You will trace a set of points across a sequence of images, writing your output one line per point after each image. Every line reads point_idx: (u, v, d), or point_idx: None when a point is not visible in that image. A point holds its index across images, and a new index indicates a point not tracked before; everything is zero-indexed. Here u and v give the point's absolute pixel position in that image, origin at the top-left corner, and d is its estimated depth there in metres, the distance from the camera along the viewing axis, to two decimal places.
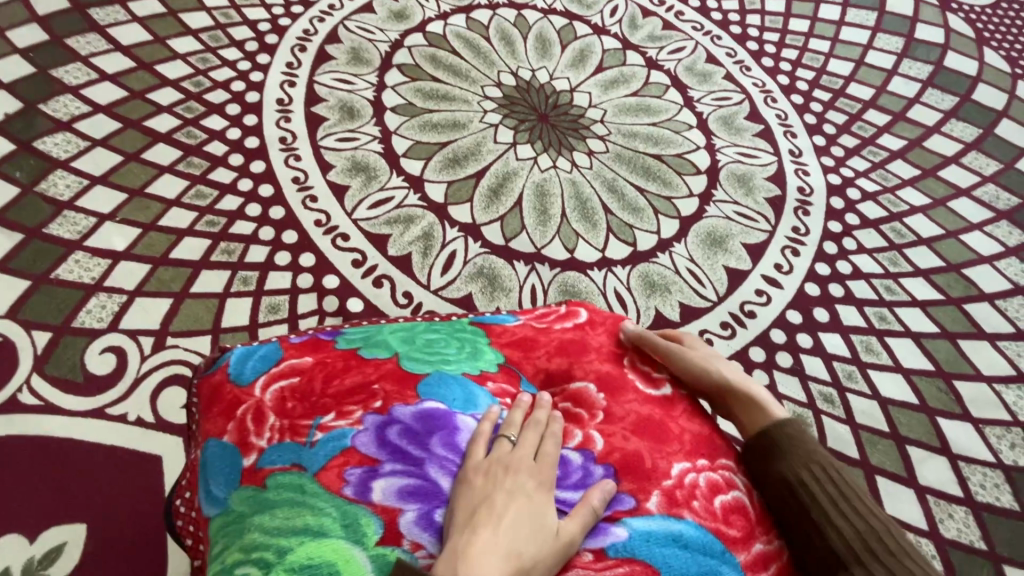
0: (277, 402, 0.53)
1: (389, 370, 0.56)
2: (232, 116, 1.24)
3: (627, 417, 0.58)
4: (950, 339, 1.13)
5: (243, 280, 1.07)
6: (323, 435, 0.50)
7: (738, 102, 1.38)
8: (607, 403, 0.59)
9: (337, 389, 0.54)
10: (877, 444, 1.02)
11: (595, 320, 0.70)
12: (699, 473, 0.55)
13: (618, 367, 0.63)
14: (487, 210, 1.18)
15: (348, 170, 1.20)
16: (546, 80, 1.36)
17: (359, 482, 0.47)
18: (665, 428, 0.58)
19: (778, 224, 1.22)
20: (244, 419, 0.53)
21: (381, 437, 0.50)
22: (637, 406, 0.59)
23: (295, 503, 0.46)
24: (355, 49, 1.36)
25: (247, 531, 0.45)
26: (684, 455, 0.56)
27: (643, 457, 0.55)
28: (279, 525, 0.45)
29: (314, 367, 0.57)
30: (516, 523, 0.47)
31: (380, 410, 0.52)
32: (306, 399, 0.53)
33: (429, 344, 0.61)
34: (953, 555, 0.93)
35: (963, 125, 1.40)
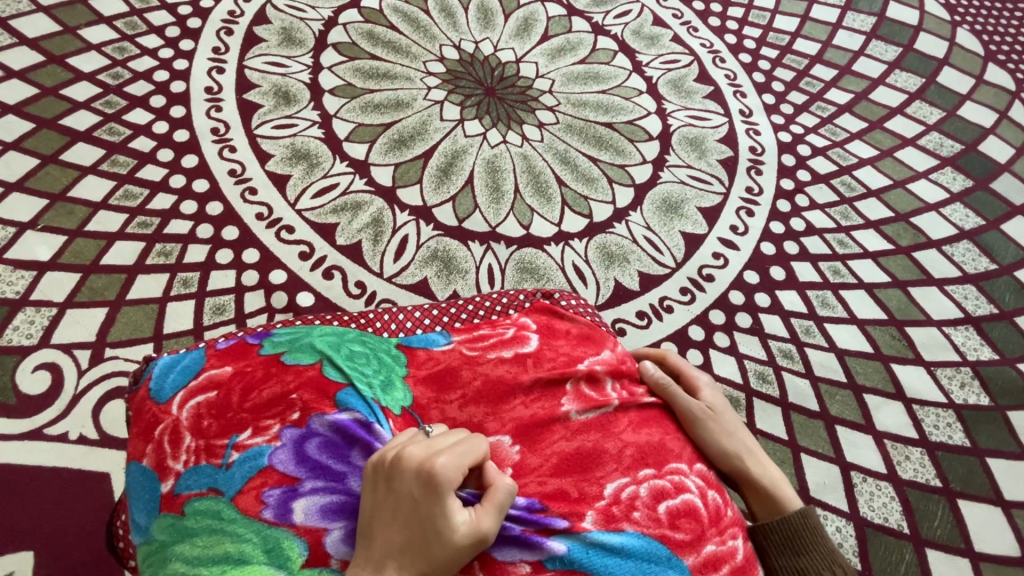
0: (195, 423, 0.54)
1: (308, 379, 0.56)
2: (157, 108, 1.16)
3: (547, 462, 0.54)
4: (902, 287, 1.15)
5: (183, 282, 1.02)
6: (239, 455, 0.51)
7: (687, 64, 1.36)
8: (520, 457, 0.55)
9: (257, 404, 0.54)
10: (836, 395, 1.04)
11: (544, 351, 0.64)
12: (640, 485, 0.53)
13: (547, 405, 0.59)
14: (437, 191, 1.14)
15: (288, 159, 1.14)
16: (490, 52, 1.31)
17: (278, 503, 0.49)
18: (601, 452, 0.55)
19: (731, 185, 1.22)
20: (162, 441, 0.53)
21: (299, 453, 0.52)
22: (559, 444, 0.56)
23: (214, 530, 0.48)
24: (286, 29, 1.28)
25: (170, 559, 0.48)
26: (621, 472, 0.54)
27: (569, 491, 0.52)
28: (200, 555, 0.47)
29: (232, 381, 0.56)
30: (401, 542, 0.45)
31: (298, 423, 0.53)
32: (223, 416, 0.54)
33: (353, 357, 0.60)
34: (910, 495, 0.97)
35: (907, 75, 1.42)
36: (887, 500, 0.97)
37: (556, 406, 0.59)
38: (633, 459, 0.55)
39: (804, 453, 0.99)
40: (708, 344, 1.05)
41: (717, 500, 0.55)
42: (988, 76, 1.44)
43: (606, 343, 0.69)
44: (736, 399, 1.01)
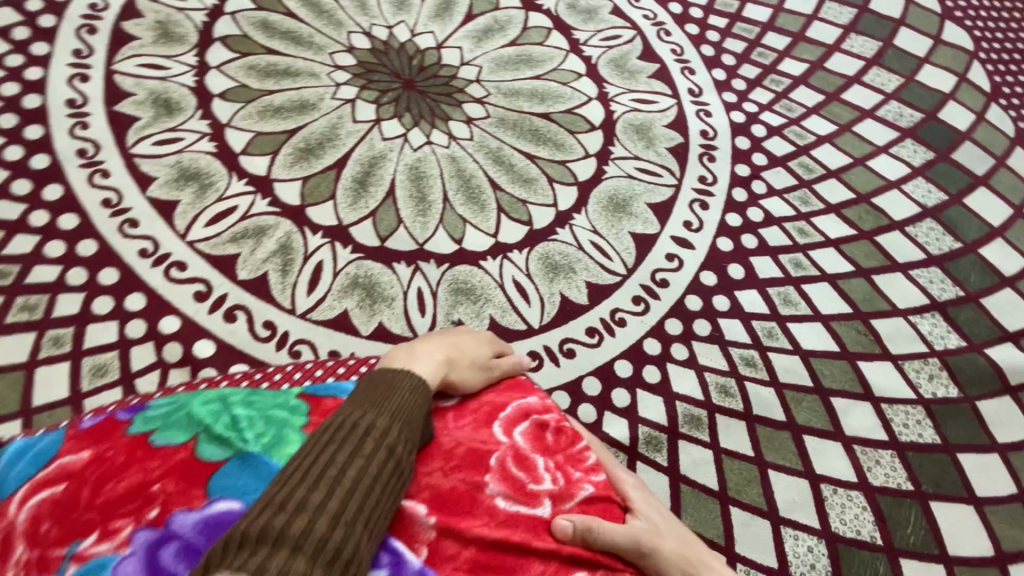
0: (32, 527, 0.45)
1: (177, 463, 0.50)
2: (7, 129, 0.97)
3: (462, 554, 0.46)
4: (866, 276, 1.08)
5: (55, 341, 0.86)
6: (77, 569, 0.42)
7: (629, 40, 1.23)
8: (437, 534, 0.47)
9: (111, 500, 0.47)
10: (802, 402, 0.97)
11: (464, 414, 0.57)
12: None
13: (469, 478, 0.50)
14: (354, 207, 1.00)
15: (175, 181, 0.98)
16: (406, 37, 1.15)
17: None
18: (528, 551, 0.48)
19: (683, 175, 1.11)
20: None
21: (151, 563, 0.43)
22: (480, 531, 0.47)
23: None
24: (163, 24, 1.09)
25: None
26: None
27: None
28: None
29: (86, 473, 0.49)
30: (457, 343, 0.62)
31: (155, 521, 0.46)
32: (66, 518, 0.46)
33: (237, 422, 0.54)
34: (882, 503, 0.92)
35: (864, 40, 1.32)
36: (859, 510, 0.91)
37: (478, 485, 0.50)
38: (562, 562, 0.48)
39: (771, 470, 0.92)
40: (665, 358, 0.96)
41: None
42: (946, 36, 1.36)
43: (535, 392, 0.63)
44: (697, 417, 0.93)
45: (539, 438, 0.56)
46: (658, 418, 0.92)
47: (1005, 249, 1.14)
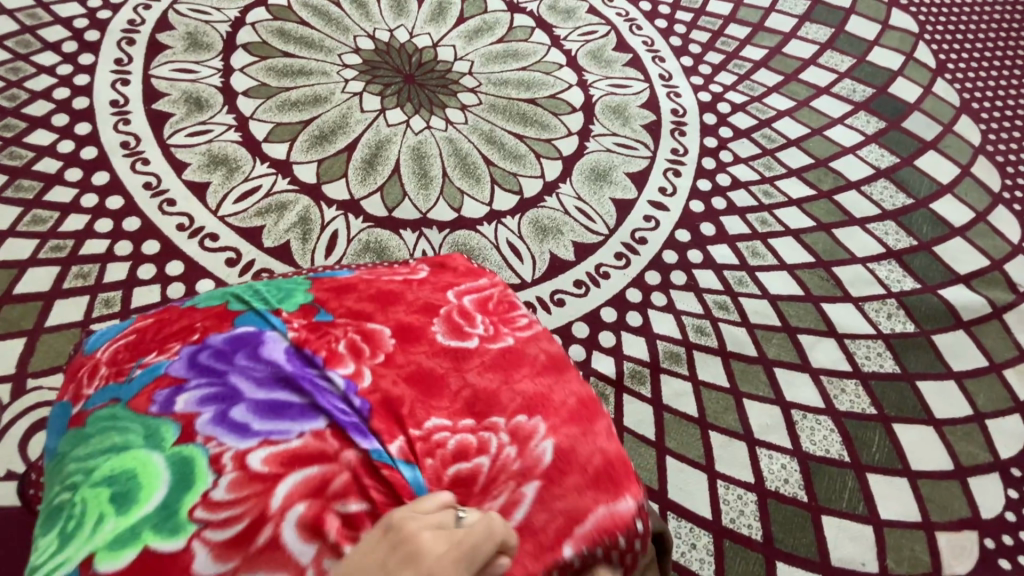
0: (113, 358, 0.54)
1: (214, 312, 0.57)
2: (61, 127, 1.11)
3: (406, 366, 0.54)
4: (827, 230, 1.19)
5: (105, 302, 0.98)
6: (141, 370, 0.51)
7: (604, 34, 1.38)
8: (391, 351, 0.55)
9: (167, 335, 0.54)
10: (772, 339, 1.07)
11: (429, 279, 0.64)
12: (455, 433, 0.51)
13: (423, 318, 0.58)
14: (364, 182, 1.13)
15: (206, 166, 1.11)
16: (406, 39, 1.30)
17: (166, 400, 0.49)
18: (442, 384, 0.54)
19: (657, 148, 1.24)
20: (82, 378, 0.54)
21: (192, 365, 0.51)
22: (415, 359, 0.55)
23: (106, 430, 0.48)
24: (192, 34, 1.25)
25: (69, 464, 0.48)
26: (447, 413, 0.52)
27: (403, 403, 0.52)
28: (89, 454, 0.47)
29: (153, 325, 0.56)
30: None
31: (197, 340, 0.53)
32: (136, 350, 0.54)
33: (260, 288, 0.60)
34: (848, 425, 1.02)
35: (817, 27, 1.46)
36: (827, 432, 1.01)
37: (425, 323, 0.58)
38: (469, 393, 0.54)
39: (745, 399, 1.02)
40: (646, 305, 1.07)
41: (522, 448, 0.52)
42: (893, 21, 1.50)
43: (487, 275, 0.68)
44: (676, 354, 1.04)
45: (484, 302, 0.63)
46: (641, 355, 1.03)
47: (954, 203, 1.25)
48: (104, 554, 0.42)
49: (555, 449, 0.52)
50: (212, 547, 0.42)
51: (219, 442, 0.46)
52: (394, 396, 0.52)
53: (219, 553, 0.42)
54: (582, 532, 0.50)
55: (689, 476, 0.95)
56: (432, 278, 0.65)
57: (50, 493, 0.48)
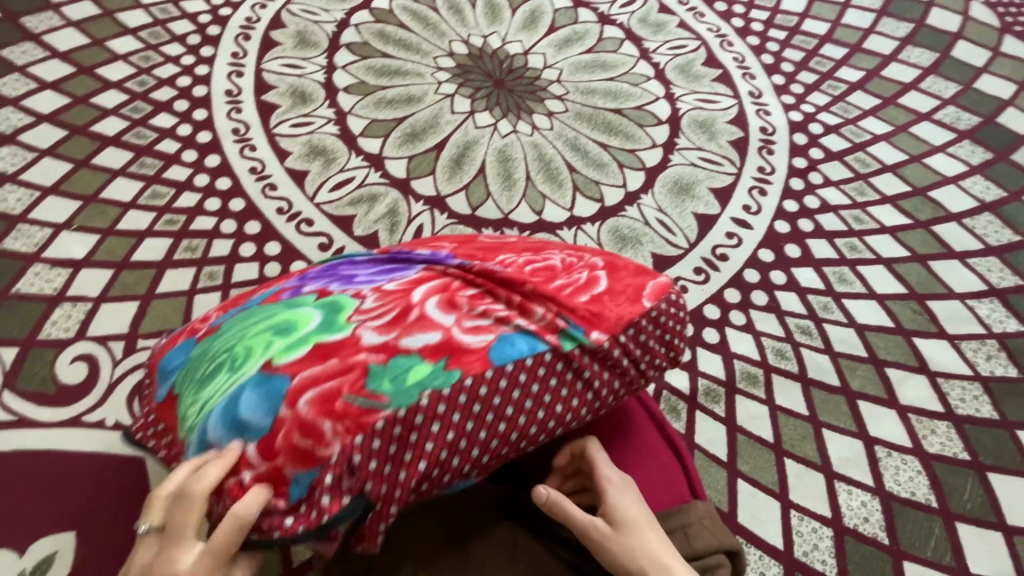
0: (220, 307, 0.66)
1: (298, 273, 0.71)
2: (181, 112, 1.21)
3: (474, 246, 0.67)
4: (922, 262, 1.14)
5: (210, 275, 1.06)
6: (260, 294, 0.63)
7: (694, 49, 1.37)
8: (452, 245, 0.69)
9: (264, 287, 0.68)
10: (857, 370, 1.03)
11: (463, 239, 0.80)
12: (520, 257, 0.63)
13: (469, 239, 0.73)
14: (451, 180, 1.17)
15: (306, 155, 1.18)
16: (498, 45, 1.34)
17: (295, 290, 0.61)
18: (502, 248, 0.67)
19: (743, 165, 1.22)
20: (194, 327, 0.64)
21: (306, 277, 0.64)
22: (477, 244, 0.69)
23: (247, 314, 0.58)
24: (301, 32, 1.33)
25: (213, 346, 0.56)
26: (512, 253, 0.65)
27: (479, 254, 0.64)
28: (234, 328, 0.56)
29: (249, 291, 0.69)
30: None
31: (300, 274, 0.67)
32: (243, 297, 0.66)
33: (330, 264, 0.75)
34: (938, 469, 0.96)
35: (920, 51, 1.40)
36: (914, 473, 0.95)
37: (471, 239, 0.73)
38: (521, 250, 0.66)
39: (825, 429, 0.98)
40: (724, 322, 1.05)
41: (572, 260, 0.63)
42: (1004, 48, 1.42)
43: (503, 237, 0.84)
44: (754, 376, 1.01)
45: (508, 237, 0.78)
46: (717, 373, 1.01)
47: None
48: (278, 363, 0.50)
49: (604, 262, 0.62)
50: (374, 328, 0.52)
51: (357, 288, 0.58)
52: (474, 252, 0.65)
53: (380, 327, 0.52)
54: (645, 294, 0.57)
55: (760, 501, 0.92)
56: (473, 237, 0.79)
57: (192, 377, 0.55)
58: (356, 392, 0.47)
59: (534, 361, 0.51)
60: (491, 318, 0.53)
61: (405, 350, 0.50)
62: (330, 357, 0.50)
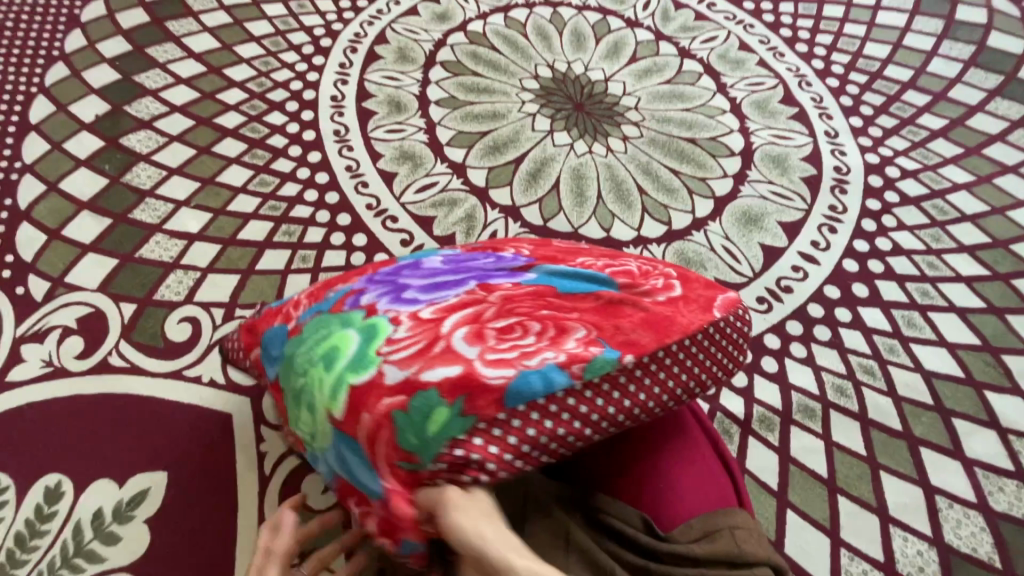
0: (312, 289, 0.70)
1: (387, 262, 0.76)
2: (291, 112, 1.35)
3: (551, 250, 0.73)
4: (999, 315, 1.11)
5: (302, 259, 1.17)
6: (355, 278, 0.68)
7: (772, 86, 1.40)
8: (531, 248, 0.75)
9: (344, 278, 0.71)
10: (921, 417, 1.01)
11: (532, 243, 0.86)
12: (598, 262, 0.69)
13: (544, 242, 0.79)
14: (526, 193, 1.24)
15: (397, 159, 1.29)
16: (581, 71, 1.42)
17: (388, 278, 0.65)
18: (577, 252, 0.73)
19: (814, 202, 1.23)
20: (291, 305, 0.69)
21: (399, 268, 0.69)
22: (555, 249, 0.74)
23: (343, 301, 0.62)
24: (402, 49, 1.46)
25: (315, 327, 0.60)
26: (589, 257, 0.70)
27: (558, 258, 0.69)
28: (335, 311, 0.61)
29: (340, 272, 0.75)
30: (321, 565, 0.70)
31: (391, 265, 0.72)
32: (336, 280, 0.71)
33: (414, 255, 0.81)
34: (1003, 528, 0.92)
35: (1009, 103, 1.38)
36: (976, 529, 0.92)
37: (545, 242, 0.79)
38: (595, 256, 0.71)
39: (883, 471, 0.96)
40: (784, 353, 1.06)
41: (648, 267, 0.68)
42: None
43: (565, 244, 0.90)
44: (811, 409, 1.02)
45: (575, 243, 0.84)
46: (773, 402, 1.02)
47: None
48: (365, 373, 0.53)
49: (677, 273, 0.67)
50: (465, 317, 0.55)
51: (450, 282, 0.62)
52: (553, 255, 0.71)
53: (469, 337, 0.53)
54: (715, 305, 0.60)
55: (809, 534, 0.91)
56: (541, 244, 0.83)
57: (296, 350, 0.61)
58: (454, 392, 0.49)
59: (617, 370, 0.52)
60: (577, 334, 0.53)
61: (497, 361, 0.51)
62: (423, 359, 0.51)
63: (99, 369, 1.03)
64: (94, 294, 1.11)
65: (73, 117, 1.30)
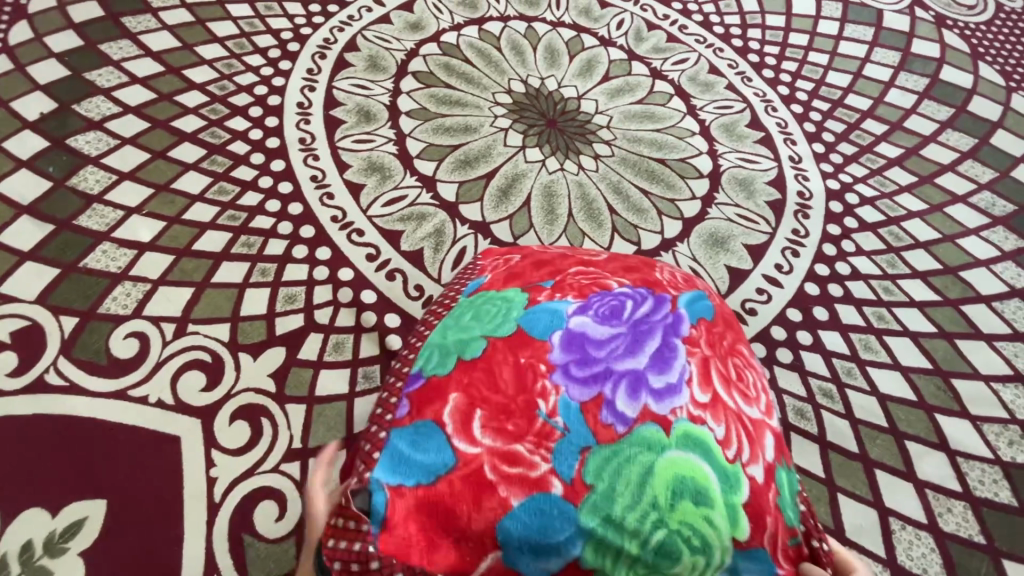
0: (491, 441, 0.56)
1: (501, 347, 0.62)
2: (255, 118, 1.30)
3: (620, 271, 0.71)
4: (948, 339, 1.15)
5: (262, 272, 1.12)
6: (556, 409, 0.57)
7: (740, 110, 1.43)
8: (599, 271, 0.71)
9: (507, 385, 0.59)
10: (876, 439, 1.04)
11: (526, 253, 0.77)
12: (667, 271, 0.74)
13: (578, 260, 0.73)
14: (497, 209, 1.23)
15: (364, 170, 1.25)
16: (554, 88, 1.42)
17: (615, 391, 0.58)
18: (636, 265, 0.73)
19: (778, 226, 1.26)
20: (501, 471, 0.55)
21: (577, 362, 0.60)
22: (614, 266, 0.72)
23: (620, 455, 0.55)
24: (373, 57, 1.43)
25: (625, 481, 0.54)
26: (655, 269, 0.73)
27: (649, 277, 0.71)
28: (642, 461, 0.55)
29: (473, 399, 0.59)
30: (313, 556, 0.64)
31: (550, 367, 0.60)
32: (509, 410, 0.58)
33: (482, 316, 0.66)
34: (952, 549, 0.95)
35: (959, 135, 1.45)
36: (927, 550, 0.95)
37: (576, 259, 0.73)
38: (645, 264, 0.74)
39: (841, 494, 0.98)
40: None
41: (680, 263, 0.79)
42: None
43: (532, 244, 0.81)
44: None
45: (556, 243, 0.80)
46: None
47: None
48: (741, 485, 0.57)
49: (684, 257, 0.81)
50: (742, 400, 0.62)
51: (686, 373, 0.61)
52: (640, 274, 0.71)
53: (743, 402, 0.62)
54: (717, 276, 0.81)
55: None
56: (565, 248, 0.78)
57: (667, 510, 0.54)
58: (779, 453, 0.61)
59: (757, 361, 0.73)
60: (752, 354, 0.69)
61: (765, 410, 0.63)
62: (752, 439, 0.59)
63: (33, 388, 0.96)
64: (31, 305, 1.03)
65: (15, 114, 1.22)
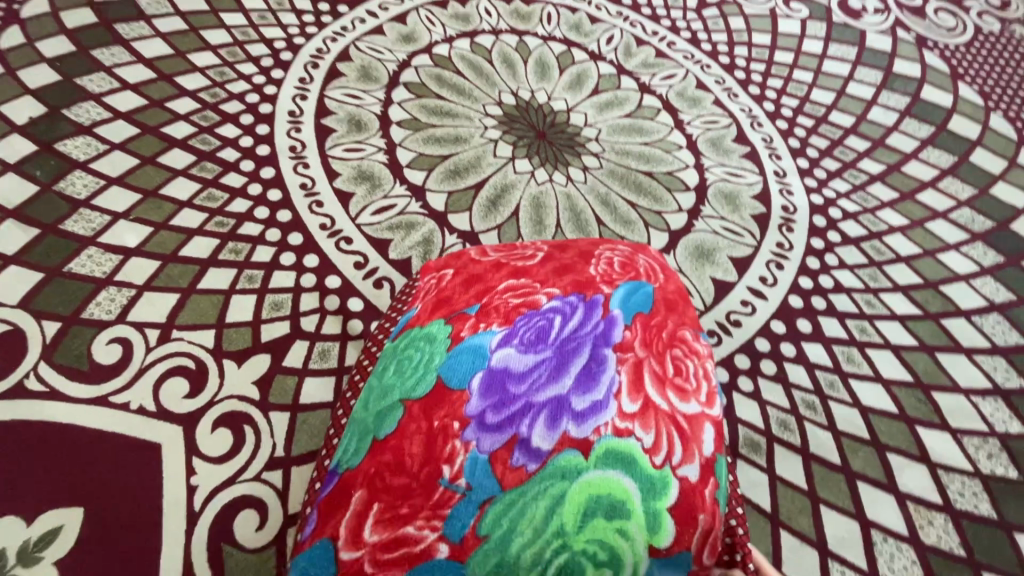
0: (396, 513, 0.55)
1: (415, 409, 0.60)
2: (245, 125, 1.31)
3: (553, 280, 0.71)
4: (929, 352, 1.17)
5: (249, 278, 1.12)
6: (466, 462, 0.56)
7: (726, 125, 1.46)
8: (530, 284, 0.70)
9: (417, 458, 0.57)
10: (858, 451, 1.05)
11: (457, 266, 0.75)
12: (599, 265, 0.73)
13: (511, 272, 0.72)
14: (485, 219, 1.24)
15: (354, 178, 1.26)
16: (544, 100, 1.44)
17: (534, 424, 0.58)
18: (568, 269, 0.72)
19: (763, 239, 1.28)
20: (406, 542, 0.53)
21: (494, 402, 0.59)
22: (546, 276, 0.71)
23: (524, 494, 0.55)
24: (365, 67, 1.44)
25: (533, 518, 0.54)
26: (587, 266, 0.73)
27: (583, 282, 0.70)
28: (548, 498, 0.55)
29: (382, 471, 0.57)
30: None
31: (461, 423, 0.58)
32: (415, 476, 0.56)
33: (400, 371, 0.64)
34: (932, 560, 0.96)
35: (939, 152, 1.48)
36: (908, 563, 0.95)
37: (510, 272, 0.72)
38: (579, 263, 0.73)
39: (823, 505, 0.99)
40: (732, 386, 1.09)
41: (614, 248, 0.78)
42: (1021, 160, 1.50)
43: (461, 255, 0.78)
44: (756, 442, 1.04)
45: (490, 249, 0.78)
46: None
47: None
48: (669, 492, 0.57)
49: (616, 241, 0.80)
50: (675, 398, 0.62)
51: (609, 389, 0.60)
52: (573, 280, 0.70)
53: (677, 398, 0.62)
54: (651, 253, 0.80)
55: None
56: (501, 254, 0.76)
57: (573, 540, 0.53)
58: (720, 443, 0.62)
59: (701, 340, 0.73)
60: (690, 337, 0.69)
61: (706, 400, 0.63)
62: (688, 441, 0.60)
63: (11, 394, 0.95)
64: (14, 310, 1.02)
65: (3, 118, 1.21)
